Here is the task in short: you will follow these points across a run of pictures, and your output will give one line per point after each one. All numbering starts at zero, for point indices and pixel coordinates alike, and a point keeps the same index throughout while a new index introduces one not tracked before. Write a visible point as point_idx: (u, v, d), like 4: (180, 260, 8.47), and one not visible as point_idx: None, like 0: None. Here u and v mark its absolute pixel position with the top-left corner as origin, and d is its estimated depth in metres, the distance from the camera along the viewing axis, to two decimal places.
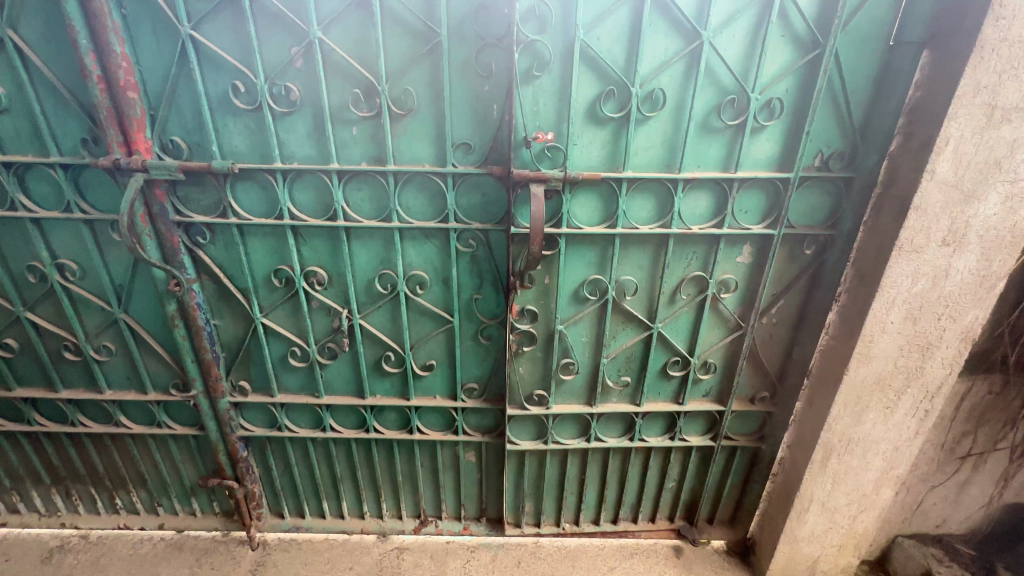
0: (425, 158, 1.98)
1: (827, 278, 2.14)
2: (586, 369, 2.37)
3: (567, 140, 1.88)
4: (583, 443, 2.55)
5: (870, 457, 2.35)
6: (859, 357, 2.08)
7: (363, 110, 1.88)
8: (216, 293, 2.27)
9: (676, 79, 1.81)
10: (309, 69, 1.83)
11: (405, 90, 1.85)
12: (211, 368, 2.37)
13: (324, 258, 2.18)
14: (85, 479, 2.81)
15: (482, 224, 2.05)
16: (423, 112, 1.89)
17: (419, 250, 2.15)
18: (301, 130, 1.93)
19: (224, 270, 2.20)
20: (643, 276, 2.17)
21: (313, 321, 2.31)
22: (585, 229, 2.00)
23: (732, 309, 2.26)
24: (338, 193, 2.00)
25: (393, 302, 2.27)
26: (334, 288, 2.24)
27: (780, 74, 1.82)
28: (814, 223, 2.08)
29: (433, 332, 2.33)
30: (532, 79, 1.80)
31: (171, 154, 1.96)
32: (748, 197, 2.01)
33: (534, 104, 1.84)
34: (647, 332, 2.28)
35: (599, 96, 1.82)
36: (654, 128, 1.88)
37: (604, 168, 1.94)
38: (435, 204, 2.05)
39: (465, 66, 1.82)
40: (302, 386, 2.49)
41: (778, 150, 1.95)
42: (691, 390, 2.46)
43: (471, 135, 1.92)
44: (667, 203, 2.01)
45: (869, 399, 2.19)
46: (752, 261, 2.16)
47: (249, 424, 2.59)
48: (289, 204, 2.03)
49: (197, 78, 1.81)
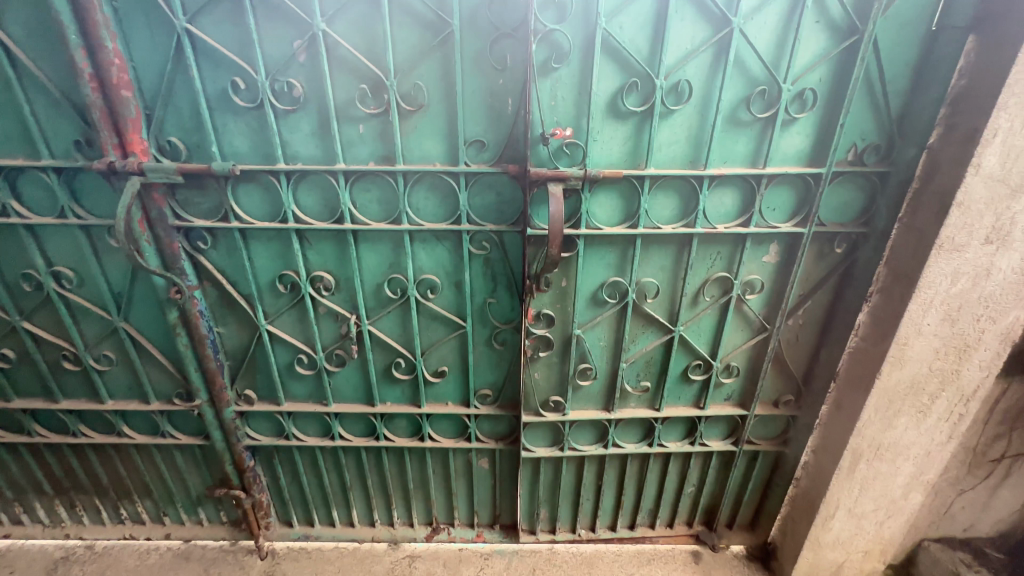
0: (436, 156, 1.87)
1: (858, 278, 2.05)
2: (604, 374, 2.28)
3: (586, 136, 1.78)
4: (601, 449, 2.47)
5: (900, 462, 2.26)
6: (892, 360, 1.99)
7: (371, 107, 1.78)
8: (219, 300, 2.18)
9: (703, 69, 1.70)
10: (313, 63, 1.72)
11: (415, 85, 1.74)
12: (216, 376, 2.29)
13: (331, 262, 2.09)
14: (89, 490, 2.74)
15: (496, 225, 1.95)
16: (434, 108, 1.79)
17: (430, 253, 2.06)
18: (305, 128, 1.83)
19: (227, 275, 2.11)
20: (665, 278, 2.07)
21: (320, 328, 2.22)
22: (606, 229, 1.90)
23: (757, 310, 2.16)
24: (345, 195, 1.90)
25: (403, 307, 2.18)
26: (342, 293, 2.15)
27: (814, 62, 1.71)
28: (845, 220, 1.97)
29: (445, 337, 2.24)
30: (550, 71, 1.70)
31: (168, 156, 1.86)
32: (776, 194, 1.91)
33: (552, 98, 1.73)
34: (668, 335, 2.18)
35: (621, 89, 1.71)
36: (678, 122, 1.78)
37: (625, 165, 1.84)
38: (446, 205, 1.95)
39: (478, 59, 1.72)
40: (310, 394, 2.41)
41: (809, 144, 1.84)
42: (713, 394, 2.37)
43: (484, 131, 1.82)
44: (691, 202, 1.91)
45: (901, 404, 2.09)
46: (779, 261, 2.06)
47: (256, 433, 2.52)
48: (294, 207, 1.94)
49: (194, 75, 1.71)
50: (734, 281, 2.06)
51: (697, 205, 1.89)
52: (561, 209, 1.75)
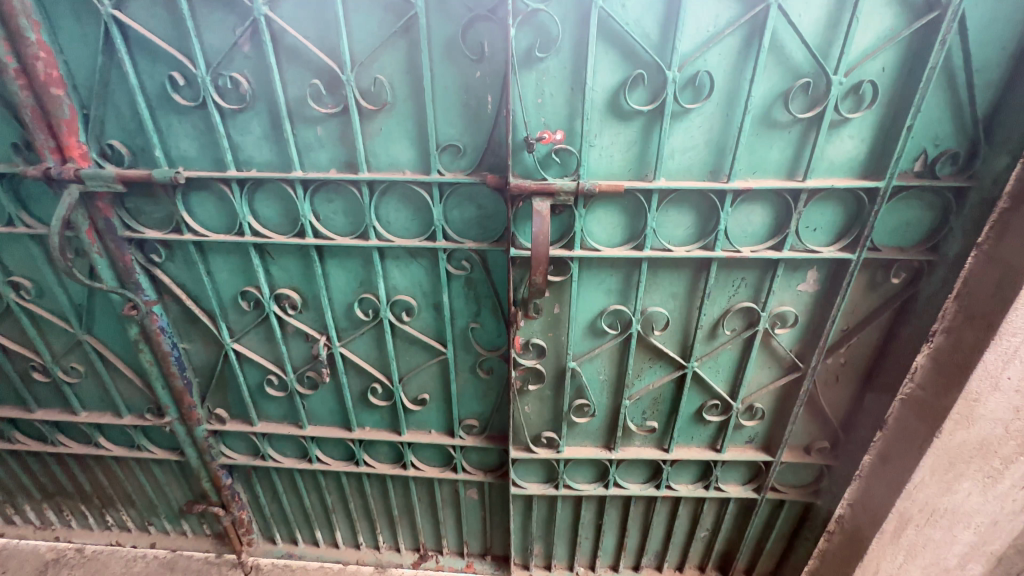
0: (405, 163, 1.60)
1: (919, 314, 1.67)
2: (604, 411, 1.99)
3: (580, 141, 1.46)
4: (600, 489, 2.19)
5: (959, 529, 1.89)
6: (958, 418, 1.61)
7: (328, 105, 1.52)
8: (182, 315, 2.00)
9: (728, 58, 1.35)
10: (259, 55, 1.48)
11: (376, 79, 1.47)
12: (184, 395, 2.14)
13: (296, 279, 1.87)
14: (74, 496, 2.68)
15: (477, 243, 1.68)
16: (400, 107, 1.51)
17: (404, 271, 1.81)
18: (257, 130, 1.59)
19: (188, 290, 1.93)
20: (677, 307, 1.75)
21: (289, 347, 2.02)
22: (605, 251, 1.59)
23: (789, 347, 1.82)
24: (304, 206, 1.67)
25: (377, 329, 1.94)
26: (310, 312, 1.93)
27: (876, 47, 1.33)
28: (906, 244, 1.60)
29: (424, 363, 2.00)
30: (535, 61, 1.38)
31: (112, 161, 1.67)
32: (818, 211, 1.55)
33: (539, 95, 1.42)
34: (679, 371, 1.87)
35: (624, 83, 1.38)
36: (695, 124, 1.44)
37: (629, 176, 1.51)
38: (420, 219, 1.69)
39: (449, 47, 1.42)
40: (284, 415, 2.23)
41: (864, 151, 1.47)
42: (732, 436, 2.05)
43: (460, 134, 1.53)
44: (709, 220, 1.57)
45: (965, 466, 1.72)
46: (819, 291, 1.70)
47: (232, 451, 2.37)
48: (249, 218, 1.71)
49: (128, 69, 1.50)
50: (761, 313, 1.72)
51: (717, 225, 1.55)
52: (547, 229, 1.45)
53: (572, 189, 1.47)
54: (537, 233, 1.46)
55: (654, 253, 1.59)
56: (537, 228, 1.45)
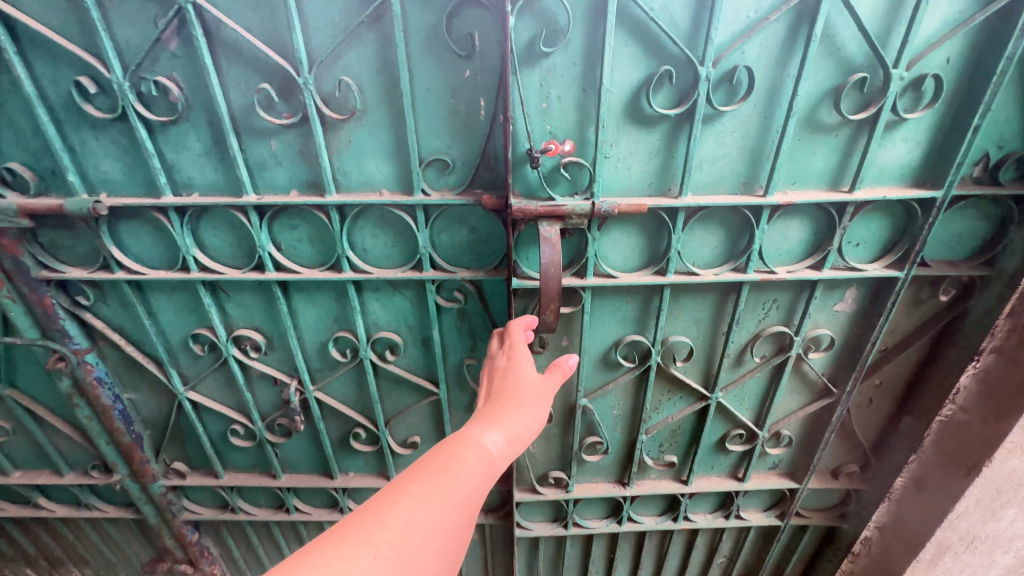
0: (381, 181, 1.33)
1: (967, 333, 1.51)
2: (618, 446, 1.79)
3: (592, 153, 1.22)
4: (613, 526, 2.00)
5: (998, 554, 1.77)
6: (1011, 447, 1.46)
7: (283, 114, 1.24)
8: (123, 361, 1.70)
9: (770, 50, 1.13)
10: (191, 53, 1.18)
11: (341, 82, 1.19)
12: (133, 451, 1.84)
13: (258, 317, 1.59)
14: (17, 558, 2.35)
15: (471, 272, 1.43)
16: (373, 115, 1.24)
17: (385, 305, 1.55)
18: (196, 146, 1.30)
19: (127, 334, 1.63)
20: (700, 333, 1.55)
21: (255, 393, 1.75)
22: (622, 277, 1.37)
23: (821, 370, 1.64)
24: (260, 236, 1.38)
25: (357, 369, 1.68)
26: (277, 353, 1.66)
27: (942, 35, 1.12)
28: (956, 257, 1.43)
29: (414, 403, 1.75)
30: (538, 57, 1.13)
31: (15, 187, 1.35)
32: (863, 224, 1.36)
33: (543, 98, 1.17)
34: (702, 402, 1.67)
35: (645, 83, 1.15)
36: (728, 129, 1.21)
37: (650, 192, 1.28)
38: (402, 246, 1.42)
39: (431, 41, 1.16)
40: (254, 464, 1.96)
41: (918, 155, 1.27)
42: (756, 465, 1.87)
43: (447, 147, 1.28)
44: (740, 239, 1.36)
45: (1013, 494, 1.58)
46: (857, 311, 1.52)
47: (197, 505, 2.08)
48: (195, 251, 1.42)
49: (21, 75, 1.18)
50: (794, 338, 1.52)
51: (750, 245, 1.34)
52: (558, 259, 1.22)
53: (586, 209, 1.23)
54: (547, 264, 1.22)
55: (677, 279, 1.37)
56: (547, 258, 1.22)
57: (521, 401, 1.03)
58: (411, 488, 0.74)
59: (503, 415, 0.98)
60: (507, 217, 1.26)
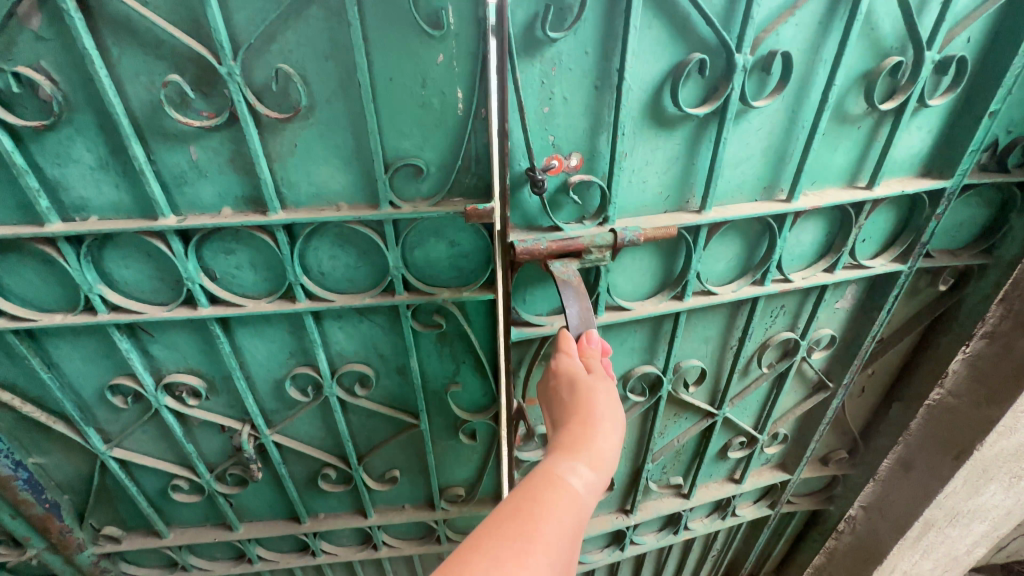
0: (338, 193, 1.09)
1: (961, 320, 1.49)
2: (623, 477, 1.68)
3: (604, 163, 1.04)
4: (615, 553, 1.90)
5: (975, 524, 1.83)
6: (1002, 430, 1.48)
7: (202, 114, 0.97)
8: (21, 422, 1.38)
9: (807, 30, 0.98)
10: (64, 34, 0.88)
11: (279, 71, 0.93)
12: (50, 522, 1.53)
13: (193, 358, 1.31)
14: None
15: (453, 291, 1.23)
16: (323, 112, 0.99)
17: (350, 333, 1.32)
18: (87, 157, 1.00)
19: (22, 391, 1.31)
20: (709, 351, 1.44)
21: (199, 442, 1.48)
22: (636, 309, 1.22)
23: (820, 367, 1.58)
24: (186, 265, 1.11)
25: (321, 405, 1.45)
26: (222, 396, 1.40)
27: (965, 13, 1.03)
28: (955, 245, 1.41)
29: (390, 436, 1.55)
30: (539, 47, 0.91)
31: None
32: (873, 219, 1.28)
33: (545, 100, 0.96)
34: (709, 419, 1.58)
35: (672, 74, 0.97)
36: (754, 127, 1.06)
37: (666, 205, 1.13)
38: (367, 266, 1.19)
39: (393, 19, 0.92)
40: (205, 516, 1.69)
41: (929, 143, 1.19)
42: (753, 465, 1.82)
43: (418, 149, 1.05)
44: (757, 249, 1.25)
45: (997, 470, 1.62)
46: (855, 306, 1.46)
47: (138, 568, 1.78)
48: (102, 289, 1.13)
49: None
50: (801, 342, 1.45)
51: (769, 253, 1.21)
52: (588, 308, 0.93)
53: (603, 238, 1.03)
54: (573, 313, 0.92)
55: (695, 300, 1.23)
56: (572, 308, 0.92)
57: (595, 394, 0.79)
58: (490, 535, 0.54)
59: (588, 429, 0.73)
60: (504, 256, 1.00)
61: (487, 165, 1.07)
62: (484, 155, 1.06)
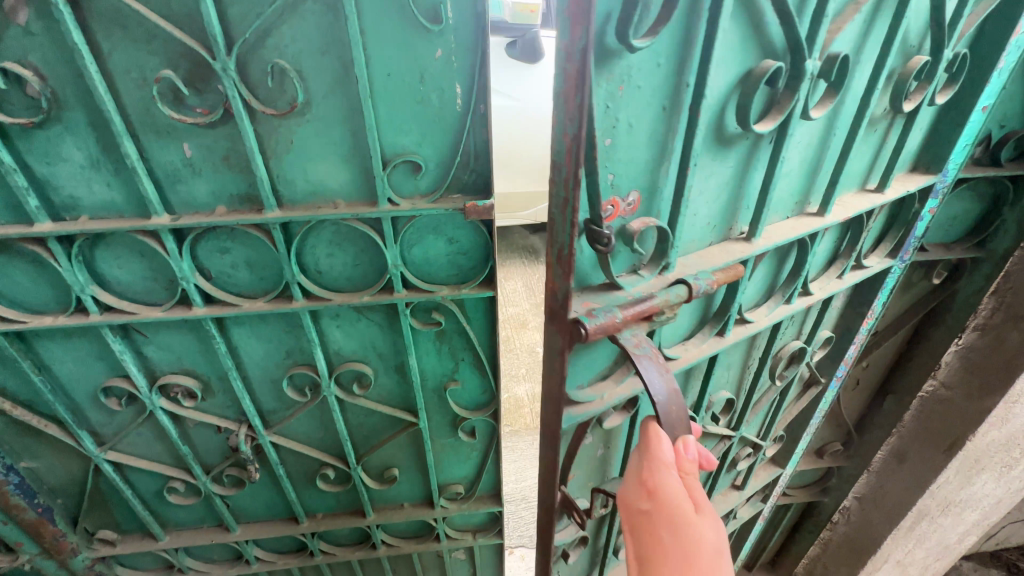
0: (335, 190, 1.07)
1: (954, 314, 1.53)
2: None
3: (661, 198, 0.93)
4: None
5: (966, 513, 1.86)
6: (993, 420, 1.50)
7: (196, 110, 0.95)
8: (13, 425, 1.36)
9: (856, 33, 0.95)
10: (53, 29, 0.86)
11: (275, 66, 0.92)
12: (43, 527, 1.51)
13: (188, 358, 1.29)
14: None
15: (451, 288, 1.23)
16: (320, 108, 0.98)
17: (347, 332, 1.31)
18: (77, 155, 0.98)
19: (12, 395, 1.28)
20: (731, 378, 1.40)
21: (195, 443, 1.46)
22: (684, 356, 1.11)
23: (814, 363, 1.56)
24: (181, 265, 1.09)
25: (320, 405, 1.44)
26: (218, 398, 1.38)
27: None
28: (948, 239, 1.43)
29: (389, 435, 1.54)
30: (609, 65, 0.76)
31: None
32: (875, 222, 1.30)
33: (609, 128, 0.81)
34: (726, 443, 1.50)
35: (740, 83, 0.88)
36: (798, 140, 1.02)
37: (712, 233, 1.06)
38: (365, 264, 1.18)
39: (391, 13, 0.91)
40: (201, 518, 1.67)
41: (922, 139, 1.21)
42: (754, 470, 1.74)
43: (417, 145, 1.04)
44: (783, 265, 1.23)
45: (988, 460, 1.65)
46: (845, 303, 1.46)
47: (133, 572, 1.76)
48: (95, 289, 1.11)
49: None
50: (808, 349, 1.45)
51: (798, 267, 1.19)
52: (674, 382, 0.84)
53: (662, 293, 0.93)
54: (660, 391, 0.82)
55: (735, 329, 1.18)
56: (659, 386, 0.82)
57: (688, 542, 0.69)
58: None
59: None
60: (564, 324, 0.87)
61: (485, 162, 1.07)
62: (482, 151, 1.06)
